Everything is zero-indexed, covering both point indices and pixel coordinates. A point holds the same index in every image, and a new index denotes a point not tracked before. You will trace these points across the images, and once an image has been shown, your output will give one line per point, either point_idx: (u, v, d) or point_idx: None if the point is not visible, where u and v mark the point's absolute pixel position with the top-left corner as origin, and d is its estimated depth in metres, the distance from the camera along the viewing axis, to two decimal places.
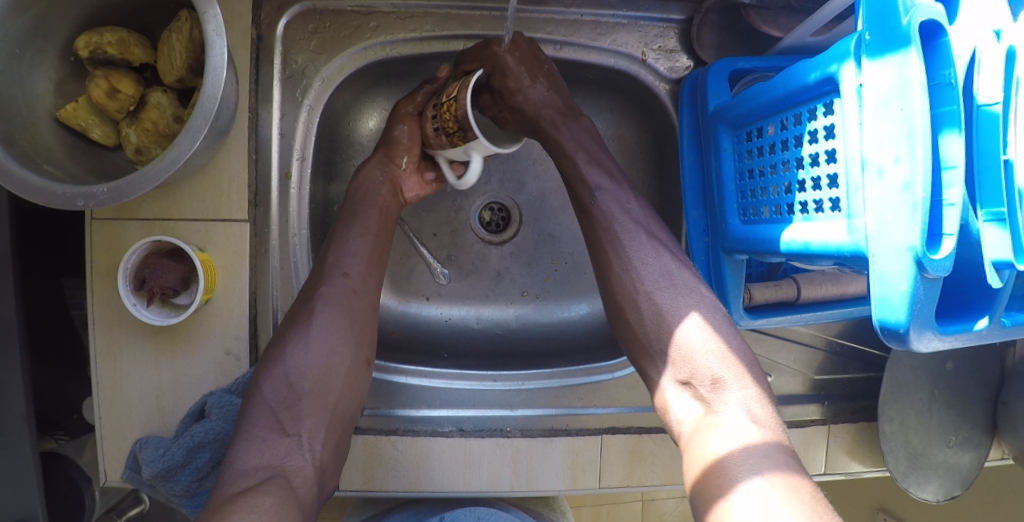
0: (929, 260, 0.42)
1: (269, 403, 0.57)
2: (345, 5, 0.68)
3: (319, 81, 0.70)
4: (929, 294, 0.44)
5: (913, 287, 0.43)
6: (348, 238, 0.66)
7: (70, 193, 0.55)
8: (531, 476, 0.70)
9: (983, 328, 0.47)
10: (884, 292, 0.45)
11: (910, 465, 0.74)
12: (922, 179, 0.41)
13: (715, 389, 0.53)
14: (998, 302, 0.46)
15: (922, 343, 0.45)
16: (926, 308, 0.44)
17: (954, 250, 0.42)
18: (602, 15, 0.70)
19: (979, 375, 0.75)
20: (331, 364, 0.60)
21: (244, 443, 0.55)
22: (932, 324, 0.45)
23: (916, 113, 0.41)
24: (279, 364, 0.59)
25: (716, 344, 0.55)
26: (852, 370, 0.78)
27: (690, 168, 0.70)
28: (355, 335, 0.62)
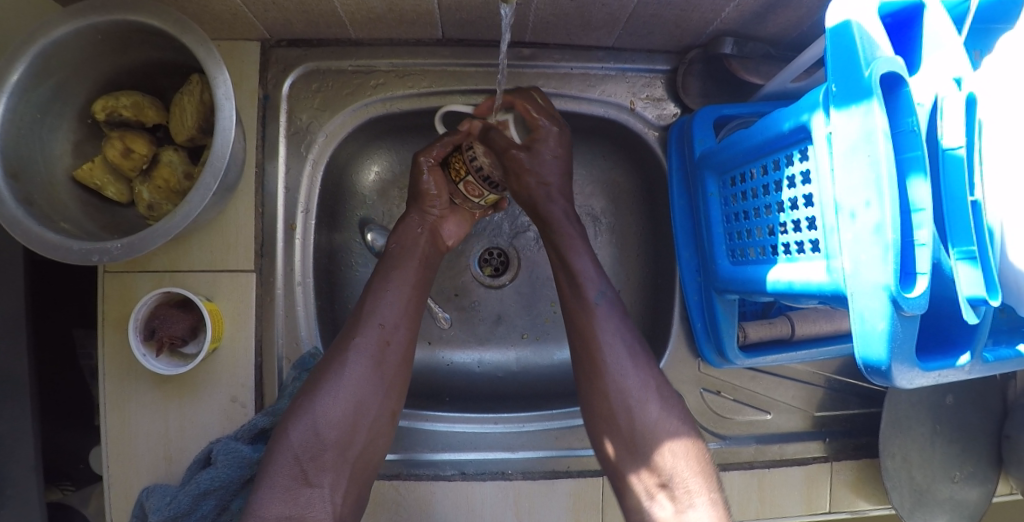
0: (904, 299, 0.43)
1: (295, 452, 0.58)
2: (345, 65, 0.72)
3: (322, 136, 0.73)
4: (908, 331, 0.45)
5: (891, 325, 0.45)
6: (385, 287, 0.67)
7: (85, 249, 0.58)
8: (533, 520, 0.70)
9: (965, 364, 0.48)
10: (864, 330, 0.46)
11: (915, 501, 0.73)
12: (892, 220, 0.43)
13: (687, 492, 0.57)
14: (978, 337, 0.47)
15: (905, 379, 0.46)
16: (906, 345, 0.45)
17: (928, 288, 0.44)
18: (591, 68, 0.73)
19: (981, 408, 0.75)
20: (359, 414, 0.61)
21: (266, 490, 0.56)
22: (914, 360, 0.46)
23: (882, 159, 0.43)
24: (306, 411, 0.59)
25: (692, 475, 0.57)
26: (853, 406, 0.78)
27: (680, 211, 0.73)
28: (383, 388, 0.63)
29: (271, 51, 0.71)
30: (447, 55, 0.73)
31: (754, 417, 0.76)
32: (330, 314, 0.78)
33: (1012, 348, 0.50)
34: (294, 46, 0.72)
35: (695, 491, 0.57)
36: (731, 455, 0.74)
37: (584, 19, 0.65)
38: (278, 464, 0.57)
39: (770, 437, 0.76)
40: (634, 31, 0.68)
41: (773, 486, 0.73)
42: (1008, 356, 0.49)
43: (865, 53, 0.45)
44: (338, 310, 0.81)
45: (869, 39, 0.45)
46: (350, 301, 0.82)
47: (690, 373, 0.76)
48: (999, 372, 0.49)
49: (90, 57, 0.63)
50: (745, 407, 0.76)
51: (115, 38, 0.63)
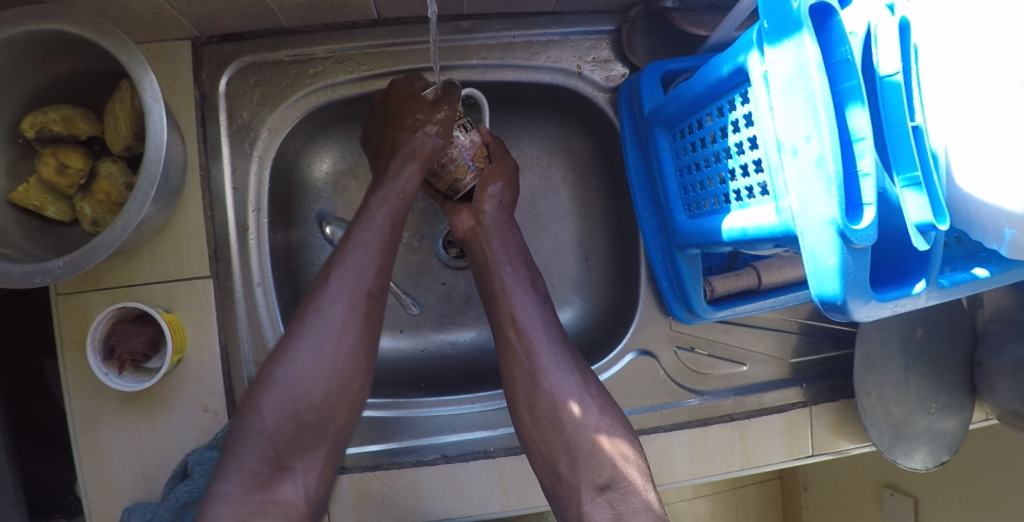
0: (852, 231, 0.43)
1: (270, 436, 0.54)
2: (282, 55, 0.70)
3: (266, 132, 0.71)
4: (859, 264, 0.45)
5: (842, 259, 0.44)
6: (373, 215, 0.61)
7: (26, 271, 0.56)
8: (519, 495, 0.71)
9: (920, 292, 0.47)
10: (817, 266, 0.46)
11: (894, 437, 0.74)
12: (833, 151, 0.42)
13: (597, 448, 0.58)
14: (931, 264, 0.47)
15: (862, 313, 0.46)
16: (859, 278, 0.45)
17: (875, 218, 0.43)
18: (533, 34, 0.72)
19: (952, 338, 0.76)
20: (337, 369, 0.56)
21: (222, 495, 0.52)
22: (868, 293, 0.46)
23: (817, 92, 0.42)
24: (282, 382, 0.55)
25: (576, 380, 0.61)
26: (827, 349, 0.79)
27: (636, 170, 0.72)
28: (365, 350, 0.58)
29: (203, 48, 0.69)
30: (384, 36, 0.71)
31: (731, 369, 0.76)
32: None
33: (967, 272, 0.50)
34: (227, 41, 0.70)
35: (608, 444, 0.59)
36: (711, 409, 0.74)
37: None
38: (246, 446, 0.54)
39: (747, 388, 0.76)
40: None
41: (755, 436, 0.74)
42: (964, 281, 0.49)
43: None
44: None
45: None
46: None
47: (662, 332, 0.75)
48: (956, 297, 0.49)
49: (11, 73, 0.61)
50: (721, 361, 0.76)
51: (33, 50, 0.60)
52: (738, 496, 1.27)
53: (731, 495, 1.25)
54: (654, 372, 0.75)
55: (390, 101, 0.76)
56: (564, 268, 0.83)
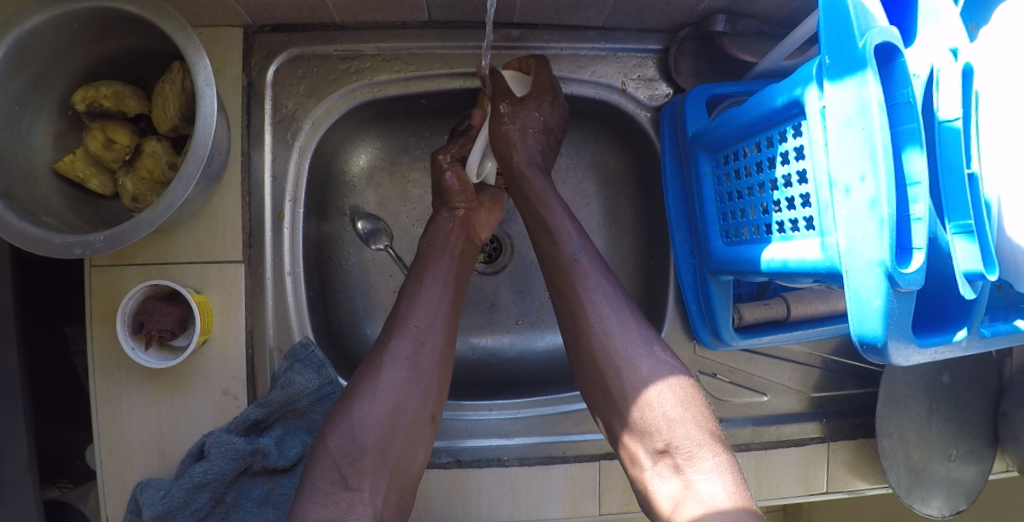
0: (900, 274, 0.42)
1: (334, 457, 0.56)
2: (330, 50, 0.70)
3: (309, 124, 0.72)
4: (903, 308, 0.44)
5: (887, 301, 0.44)
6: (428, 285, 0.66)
7: (68, 242, 0.57)
8: (530, 506, 0.70)
9: (961, 340, 0.47)
10: (859, 307, 0.45)
11: (912, 480, 0.73)
12: (887, 191, 0.42)
13: (687, 451, 0.54)
14: (975, 314, 0.46)
15: (901, 357, 0.46)
16: (903, 322, 0.45)
17: (925, 263, 0.43)
18: (581, 48, 0.72)
19: (978, 387, 0.76)
20: (395, 418, 0.59)
21: (306, 495, 0.55)
22: (910, 337, 0.45)
23: (877, 133, 0.42)
24: (345, 419, 0.58)
25: (679, 403, 0.56)
26: (849, 386, 0.78)
27: (674, 192, 0.71)
28: (421, 388, 0.61)
29: (255, 37, 0.69)
30: (433, 38, 0.71)
31: (750, 399, 0.76)
32: (321, 304, 0.77)
33: (1009, 323, 0.49)
34: (278, 31, 0.70)
35: (703, 460, 0.54)
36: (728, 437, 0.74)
37: None
38: (320, 468, 0.56)
39: (766, 418, 0.75)
40: (625, 10, 0.67)
41: (770, 467, 0.73)
42: (1006, 331, 0.48)
43: (859, 23, 0.44)
44: (331, 300, 0.79)
45: (863, 9, 0.44)
46: (342, 291, 0.81)
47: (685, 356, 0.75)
48: (996, 348, 0.48)
49: (66, 46, 0.61)
50: (742, 389, 0.76)
51: (92, 25, 0.61)
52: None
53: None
54: None
55: (432, 103, 0.77)
56: None
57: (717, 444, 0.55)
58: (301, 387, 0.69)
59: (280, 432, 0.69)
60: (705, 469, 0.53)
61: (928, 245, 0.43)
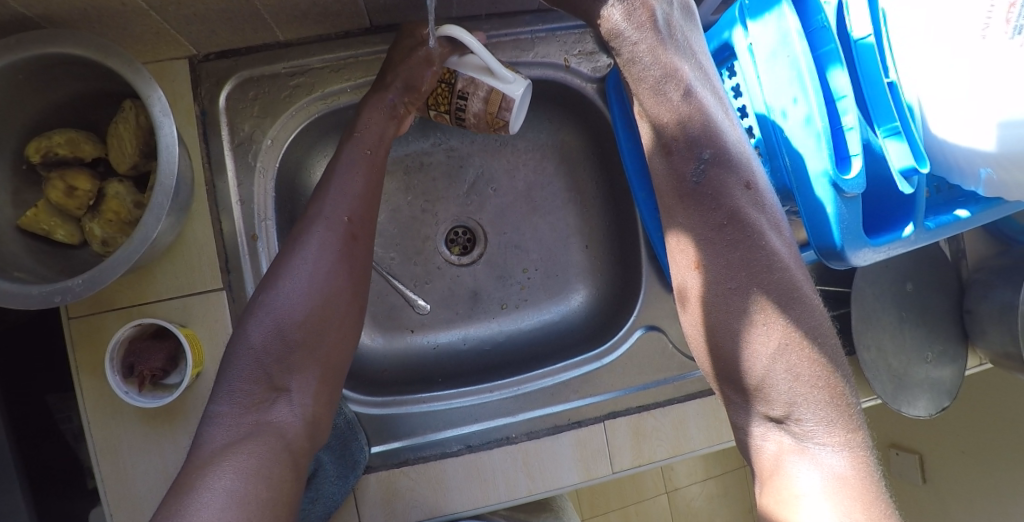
0: (843, 181, 0.45)
1: (257, 354, 0.55)
2: (278, 68, 0.71)
3: (268, 142, 0.72)
4: (852, 212, 0.47)
5: (836, 208, 0.47)
6: (345, 175, 0.64)
7: (45, 291, 0.56)
8: (545, 476, 0.72)
9: (910, 236, 0.50)
10: (813, 218, 0.48)
11: (896, 386, 0.78)
12: (816, 105, 0.46)
13: (806, 427, 0.49)
14: (918, 209, 0.50)
15: (859, 259, 0.49)
16: (854, 226, 0.48)
17: (863, 168, 0.46)
18: (520, 33, 0.74)
19: (936, 290, 0.83)
20: (325, 305, 0.58)
21: (224, 392, 0.53)
22: (863, 239, 0.49)
23: (800, 57, 0.46)
24: (268, 307, 0.56)
25: (805, 370, 0.49)
26: (824, 310, 0.82)
27: (630, 153, 0.72)
28: (352, 280, 0.61)
29: (201, 66, 0.70)
30: (379, 43, 0.72)
31: None
32: None
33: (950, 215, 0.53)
34: (223, 58, 0.70)
35: (813, 431, 0.48)
36: None
37: None
38: (240, 368, 0.54)
39: None
40: None
41: None
42: (949, 222, 0.52)
43: None
44: None
45: None
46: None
47: (668, 307, 0.77)
48: (943, 238, 0.52)
49: (11, 100, 0.61)
50: None
51: (37, 76, 0.61)
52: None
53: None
54: (662, 346, 0.77)
55: None
56: (569, 253, 0.85)
57: (841, 424, 0.48)
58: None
59: None
60: (814, 440, 0.48)
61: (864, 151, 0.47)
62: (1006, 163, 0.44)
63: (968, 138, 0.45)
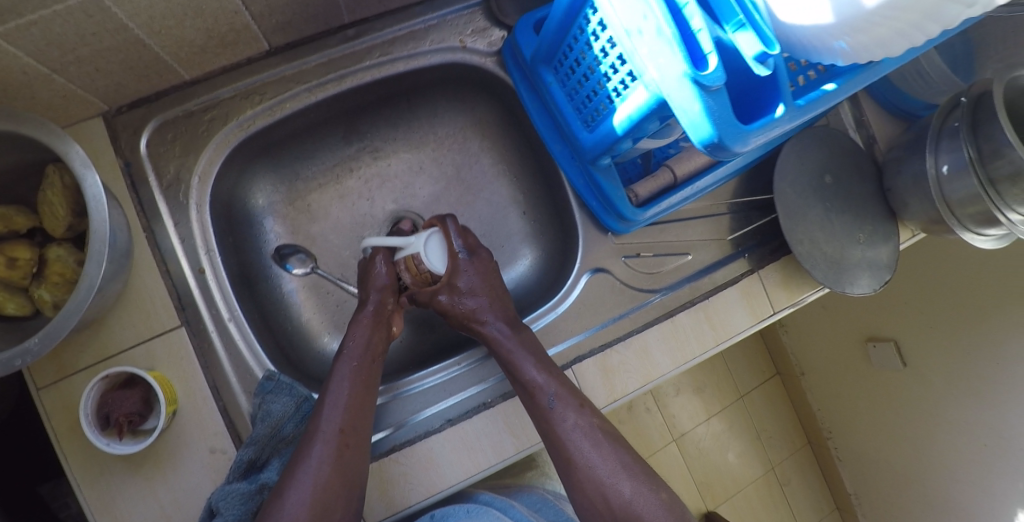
0: (702, 76, 0.48)
1: None
2: (190, 107, 0.73)
3: (196, 179, 0.73)
4: (720, 104, 0.50)
5: (704, 103, 0.49)
6: (335, 395, 0.69)
7: (5, 357, 0.58)
8: (528, 432, 0.75)
9: (782, 116, 0.53)
10: (688, 117, 0.51)
11: (835, 270, 0.84)
12: (660, 15, 0.48)
13: None
14: (783, 89, 0.53)
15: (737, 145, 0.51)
16: (725, 116, 0.50)
17: (718, 62, 0.48)
18: (414, 24, 0.76)
19: (854, 176, 0.89)
20: (327, 484, 0.63)
21: None
22: (738, 127, 0.51)
23: None
24: (276, 513, 0.61)
25: None
26: (756, 218, 0.87)
27: (537, 112, 0.77)
28: (338, 462, 0.64)
29: (115, 120, 0.71)
30: (280, 63, 0.74)
31: (677, 262, 0.83)
32: (273, 340, 0.78)
33: (818, 91, 0.56)
34: (136, 108, 0.72)
35: None
36: (672, 301, 0.81)
37: None
38: None
39: (698, 274, 0.83)
40: None
41: (717, 312, 0.82)
42: (817, 98, 0.55)
43: None
44: (282, 334, 0.79)
45: None
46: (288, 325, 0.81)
47: (607, 248, 0.81)
48: (814, 114, 0.55)
49: None
50: (666, 257, 0.82)
51: None
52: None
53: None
54: (611, 284, 0.81)
55: (301, 125, 0.79)
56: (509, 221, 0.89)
57: None
58: (281, 412, 0.70)
59: (279, 463, 0.70)
60: None
61: (716, 47, 0.49)
62: (855, 27, 0.49)
63: (816, 18, 0.49)
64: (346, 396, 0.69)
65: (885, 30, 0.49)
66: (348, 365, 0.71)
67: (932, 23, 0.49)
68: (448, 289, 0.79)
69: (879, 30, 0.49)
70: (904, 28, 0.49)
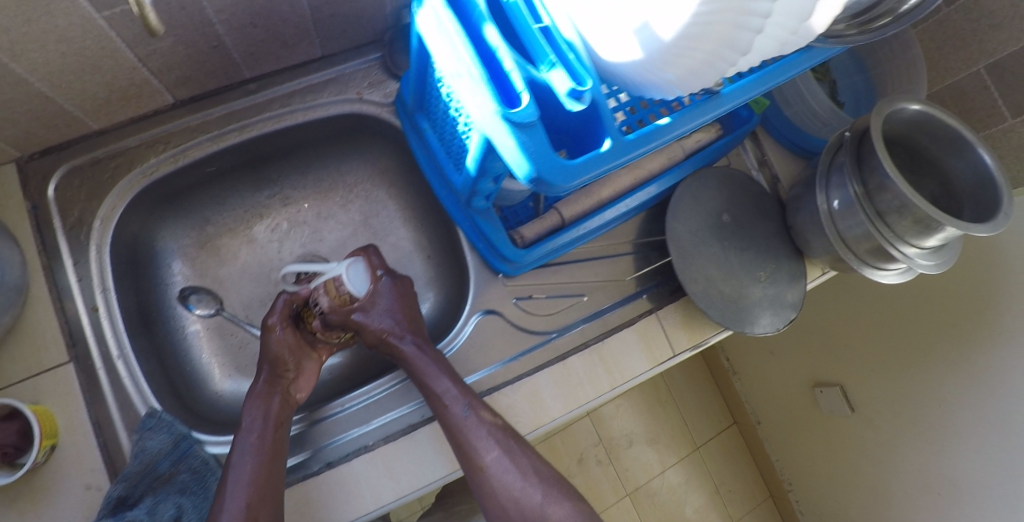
0: (510, 113, 0.49)
1: None
2: (98, 155, 0.76)
3: (98, 222, 0.75)
4: (535, 140, 0.51)
5: (517, 138, 0.50)
6: (242, 449, 0.68)
7: None
8: (411, 475, 0.74)
9: (607, 150, 0.54)
10: (506, 154, 0.52)
11: (732, 310, 0.84)
12: (466, 61, 0.50)
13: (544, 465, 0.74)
14: (606, 125, 0.54)
15: (558, 180, 0.52)
16: (542, 151, 0.51)
17: (529, 99, 0.50)
18: (312, 79, 0.82)
19: (755, 216, 0.90)
20: None
21: None
22: (558, 162, 0.52)
23: (449, 27, 0.51)
24: None
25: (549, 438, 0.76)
26: (654, 259, 0.88)
27: (423, 157, 0.79)
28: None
29: (28, 165, 0.74)
30: (185, 114, 0.79)
31: (571, 303, 0.84)
32: (165, 379, 0.78)
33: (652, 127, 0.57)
34: (48, 154, 0.75)
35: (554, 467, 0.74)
36: (565, 344, 0.82)
37: (280, 39, 0.75)
38: None
39: (591, 315, 0.84)
40: (330, 35, 0.78)
41: (612, 353, 0.82)
42: (647, 133, 0.56)
43: None
44: (175, 374, 0.80)
45: None
46: (185, 365, 0.82)
47: (499, 290, 0.83)
48: (644, 149, 0.56)
49: None
50: (558, 299, 0.83)
51: None
52: (668, 378, 1.56)
53: (659, 379, 1.55)
54: (501, 326, 0.82)
55: (207, 170, 0.82)
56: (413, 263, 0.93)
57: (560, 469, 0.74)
58: (156, 451, 0.69)
59: (151, 501, 0.67)
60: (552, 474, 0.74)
61: (528, 86, 0.51)
62: (667, 61, 0.50)
63: (631, 53, 0.51)
64: (258, 452, 0.68)
65: (693, 61, 0.49)
66: (249, 440, 0.69)
67: (737, 51, 0.49)
68: (362, 310, 0.79)
69: (691, 60, 0.49)
70: (710, 57, 0.49)
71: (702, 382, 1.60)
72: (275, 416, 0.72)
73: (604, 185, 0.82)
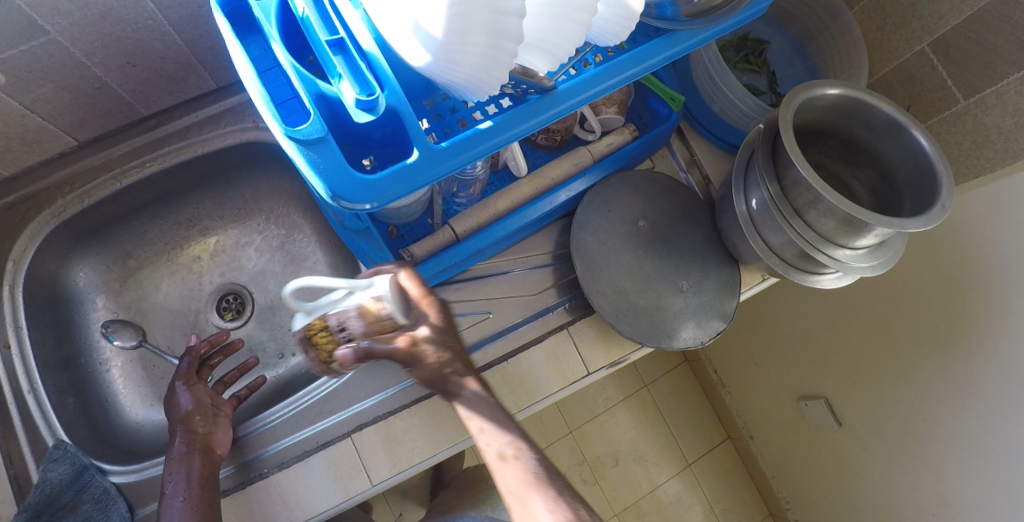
0: (292, 131, 0.46)
1: None
2: (10, 199, 0.79)
3: (11, 263, 0.78)
4: (326, 157, 0.47)
5: (304, 157, 0.47)
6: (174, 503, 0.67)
7: None
8: (304, 503, 0.72)
9: (414, 162, 0.50)
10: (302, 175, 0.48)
11: (648, 323, 0.78)
12: (251, 82, 0.48)
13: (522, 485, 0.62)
14: (413, 135, 0.50)
15: (358, 198, 0.48)
16: (335, 169, 0.47)
17: (313, 117, 0.47)
18: (211, 110, 0.85)
19: (678, 220, 0.84)
20: None
21: None
22: (357, 179, 0.48)
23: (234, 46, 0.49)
24: None
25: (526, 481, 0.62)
26: (567, 272, 0.84)
27: None
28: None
29: None
30: (90, 154, 0.82)
31: (475, 320, 0.80)
32: (81, 410, 0.80)
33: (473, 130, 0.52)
34: None
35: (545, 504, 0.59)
36: None
37: (165, 75, 0.77)
38: None
39: (497, 334, 0.80)
40: (217, 66, 0.81)
41: (518, 374, 0.78)
42: (465, 137, 0.51)
43: None
44: (93, 404, 0.83)
45: None
46: (106, 396, 0.85)
47: None
48: (463, 156, 0.51)
49: None
50: (459, 318, 0.80)
51: None
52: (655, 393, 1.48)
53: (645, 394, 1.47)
54: None
55: (119, 206, 0.84)
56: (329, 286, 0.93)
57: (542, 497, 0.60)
58: (56, 483, 0.70)
59: None
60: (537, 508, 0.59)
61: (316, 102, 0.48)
62: (453, 59, 0.45)
63: (416, 58, 0.46)
64: (191, 505, 0.67)
65: (475, 56, 0.45)
66: (175, 506, 0.67)
67: (513, 41, 0.45)
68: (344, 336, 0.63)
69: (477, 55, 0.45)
70: (490, 50, 0.45)
71: (692, 395, 1.51)
72: (198, 476, 0.69)
73: (500, 196, 0.78)
